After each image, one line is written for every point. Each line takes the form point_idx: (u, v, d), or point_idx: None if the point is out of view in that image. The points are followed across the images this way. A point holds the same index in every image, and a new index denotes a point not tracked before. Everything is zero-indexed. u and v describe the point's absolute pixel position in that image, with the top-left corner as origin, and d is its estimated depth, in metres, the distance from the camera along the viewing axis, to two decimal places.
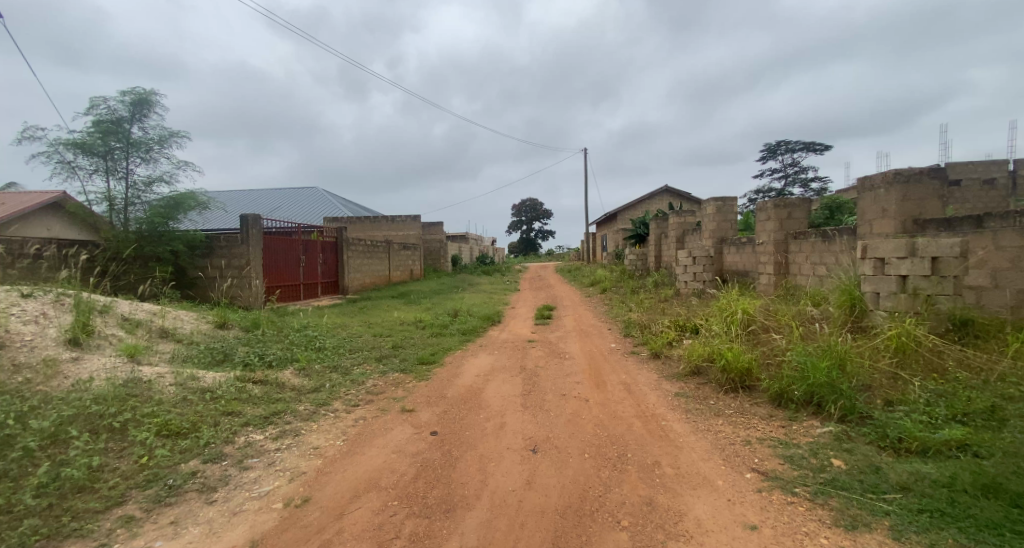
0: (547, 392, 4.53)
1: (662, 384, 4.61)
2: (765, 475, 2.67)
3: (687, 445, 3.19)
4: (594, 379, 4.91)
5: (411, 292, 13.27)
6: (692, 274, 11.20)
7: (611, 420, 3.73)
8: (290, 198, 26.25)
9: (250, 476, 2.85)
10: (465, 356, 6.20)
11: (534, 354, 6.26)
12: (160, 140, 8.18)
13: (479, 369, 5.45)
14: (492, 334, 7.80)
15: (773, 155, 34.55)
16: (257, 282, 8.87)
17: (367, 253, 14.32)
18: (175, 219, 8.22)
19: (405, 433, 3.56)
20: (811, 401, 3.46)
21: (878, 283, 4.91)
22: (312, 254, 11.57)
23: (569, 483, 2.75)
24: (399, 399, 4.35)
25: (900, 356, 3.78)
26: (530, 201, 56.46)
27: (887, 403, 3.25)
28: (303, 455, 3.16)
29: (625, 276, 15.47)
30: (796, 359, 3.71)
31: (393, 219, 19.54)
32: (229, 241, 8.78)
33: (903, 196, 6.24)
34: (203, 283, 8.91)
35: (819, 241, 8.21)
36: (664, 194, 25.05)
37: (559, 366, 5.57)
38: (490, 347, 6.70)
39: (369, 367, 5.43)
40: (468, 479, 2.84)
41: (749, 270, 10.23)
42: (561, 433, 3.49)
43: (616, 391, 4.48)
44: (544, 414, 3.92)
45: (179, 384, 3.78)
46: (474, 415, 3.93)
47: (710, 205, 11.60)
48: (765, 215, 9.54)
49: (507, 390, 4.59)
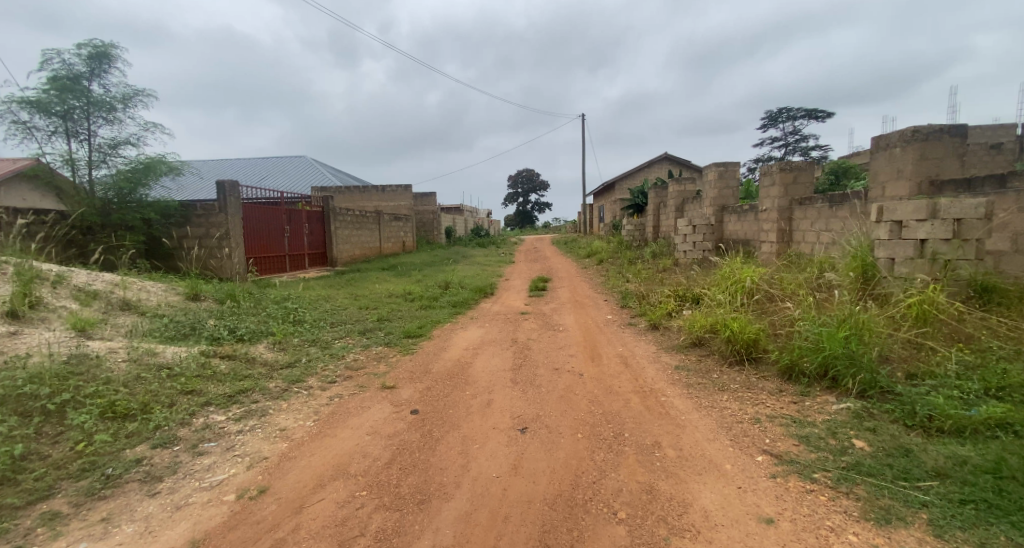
0: (538, 366, 4.23)
1: (661, 356, 4.33)
2: (778, 459, 2.37)
3: (690, 424, 2.90)
4: (589, 352, 4.63)
5: (401, 265, 12.90)
6: (692, 244, 10.93)
7: (607, 396, 3.45)
8: (279, 168, 25.60)
9: (203, 464, 2.56)
10: (454, 329, 5.90)
11: (527, 326, 5.96)
12: (123, 98, 7.76)
13: (468, 342, 5.16)
14: (485, 306, 7.47)
15: (774, 123, 33.86)
16: (236, 255, 8.64)
17: (356, 224, 13.92)
18: (144, 185, 7.91)
19: (383, 412, 3.26)
20: (825, 375, 3.16)
21: (893, 247, 4.65)
22: (297, 224, 11.25)
23: (559, 468, 2.47)
24: (379, 375, 4.05)
25: (922, 325, 3.47)
26: (529, 171, 55.46)
27: (909, 376, 2.96)
28: (268, 438, 2.86)
29: (622, 246, 15.13)
30: (810, 329, 3.40)
31: (383, 190, 18.99)
32: (206, 210, 8.48)
33: (920, 155, 5.89)
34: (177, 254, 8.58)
35: (826, 207, 7.94)
36: (664, 162, 24.43)
37: (552, 338, 5.28)
38: (481, 320, 6.40)
39: (351, 340, 5.14)
40: (447, 463, 2.54)
41: (752, 239, 10.01)
42: (553, 410, 3.21)
43: (613, 365, 4.19)
44: (535, 390, 3.62)
45: (134, 360, 3.46)
46: (459, 391, 3.62)
47: (712, 171, 11.30)
48: (769, 179, 9.21)
49: (496, 364, 4.29)
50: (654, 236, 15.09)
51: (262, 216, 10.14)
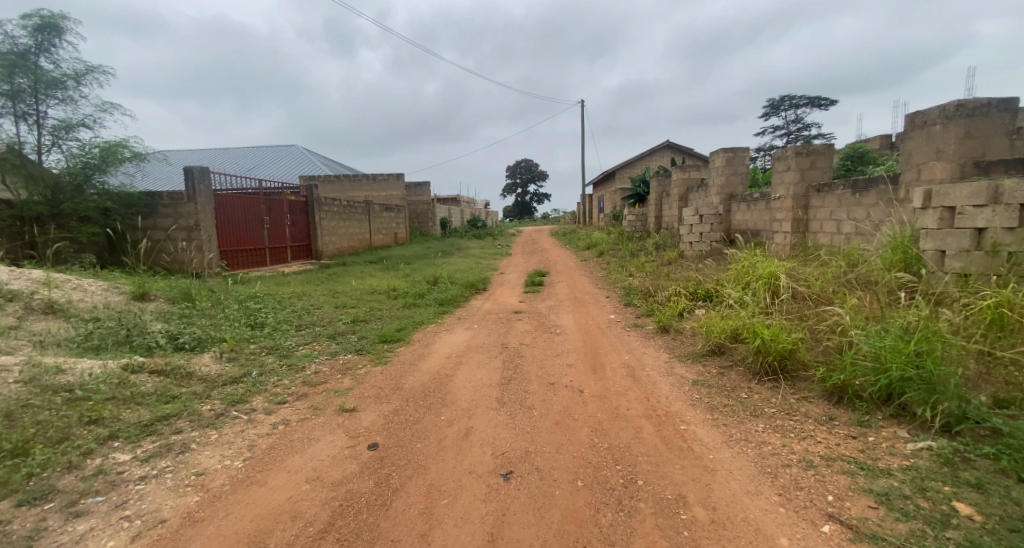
0: (531, 380, 3.57)
1: (675, 368, 3.67)
2: (853, 532, 1.73)
3: (722, 467, 2.25)
4: (591, 362, 3.97)
5: (390, 258, 12.22)
6: (698, 234, 10.23)
7: (613, 424, 2.80)
8: (269, 158, 24.80)
9: (75, 532, 1.90)
10: (438, 331, 5.24)
11: (521, 328, 5.31)
12: (76, 76, 7.06)
13: (452, 348, 4.50)
14: (475, 304, 6.82)
15: (776, 111, 33.12)
16: (210, 247, 8.21)
17: (344, 215, 13.23)
18: (104, 172, 7.27)
19: (334, 446, 2.60)
20: (890, 401, 2.51)
21: (945, 238, 4.01)
22: (277, 215, 10.59)
23: (552, 540, 1.83)
24: (340, 393, 3.38)
25: (1002, 334, 2.81)
26: (527, 161, 54.62)
27: (999, 404, 2.32)
28: (177, 487, 2.20)
29: (624, 237, 14.46)
30: (867, 341, 2.74)
31: (374, 179, 18.27)
32: (173, 198, 8.00)
33: (964, 133, 5.22)
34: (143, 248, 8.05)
35: (848, 193, 7.31)
36: (665, 149, 23.67)
37: (548, 343, 4.62)
38: (470, 320, 5.76)
39: (318, 347, 4.49)
40: (403, 532, 1.90)
41: (763, 230, 9.40)
42: (546, 444, 2.57)
43: (619, 379, 3.53)
44: (525, 413, 2.97)
45: (27, 382, 2.78)
46: (432, 416, 2.97)
47: (720, 156, 10.70)
48: (784, 163, 8.54)
49: (481, 378, 3.64)
50: (656, 227, 14.44)
51: (238, 205, 9.46)
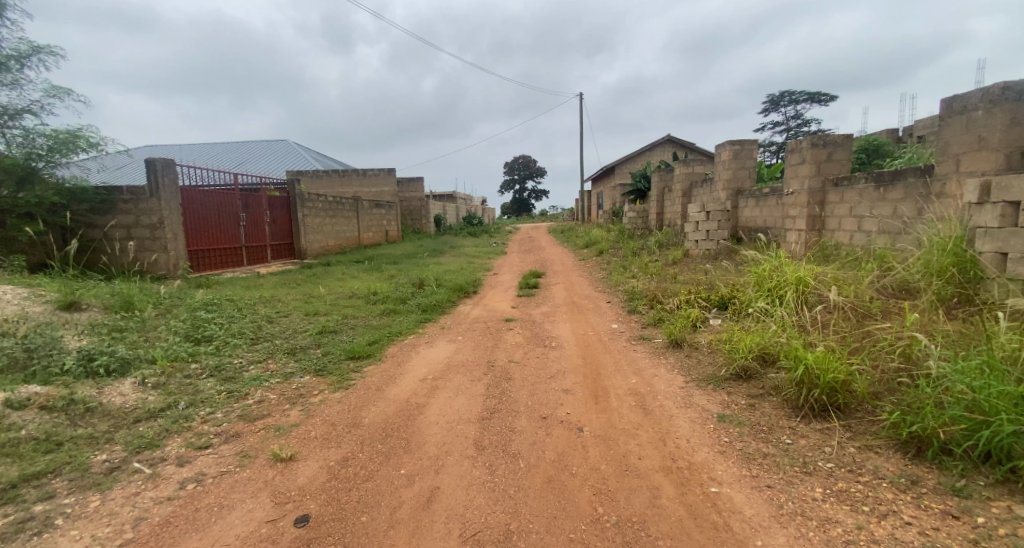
0: (519, 412, 2.92)
1: (694, 397, 3.03)
2: None
3: None
4: (591, 387, 3.33)
5: (377, 257, 11.55)
6: (705, 232, 9.54)
7: (621, 482, 2.14)
8: (258, 153, 24.10)
9: None
10: (417, 344, 4.59)
11: (511, 340, 4.67)
12: (21, 57, 6.37)
13: (428, 367, 3.86)
14: (462, 310, 6.16)
15: (777, 107, 32.42)
16: (175, 246, 7.60)
17: (329, 212, 12.55)
18: (54, 162, 6.63)
19: (249, 521, 1.96)
20: (995, 462, 1.86)
21: (1007, 239, 3.34)
22: (255, 212, 9.91)
23: None
24: (280, 432, 2.74)
25: None
26: (524, 157, 53.94)
27: None
28: None
29: (624, 235, 13.82)
30: (957, 377, 2.07)
31: (364, 174, 17.60)
32: (134, 194, 7.36)
33: (1011, 119, 4.54)
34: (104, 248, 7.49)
35: (871, 187, 6.67)
36: (665, 144, 22.96)
37: (542, 360, 3.98)
38: (455, 330, 5.11)
39: (272, 366, 3.85)
40: None
41: (775, 227, 8.76)
42: (534, 518, 1.91)
43: (626, 413, 2.89)
44: (508, 464, 2.32)
45: None
46: (390, 468, 2.32)
47: (725, 149, 10.07)
48: (798, 156, 7.90)
49: (458, 410, 2.99)
50: (658, 224, 13.80)
51: (210, 202, 8.77)
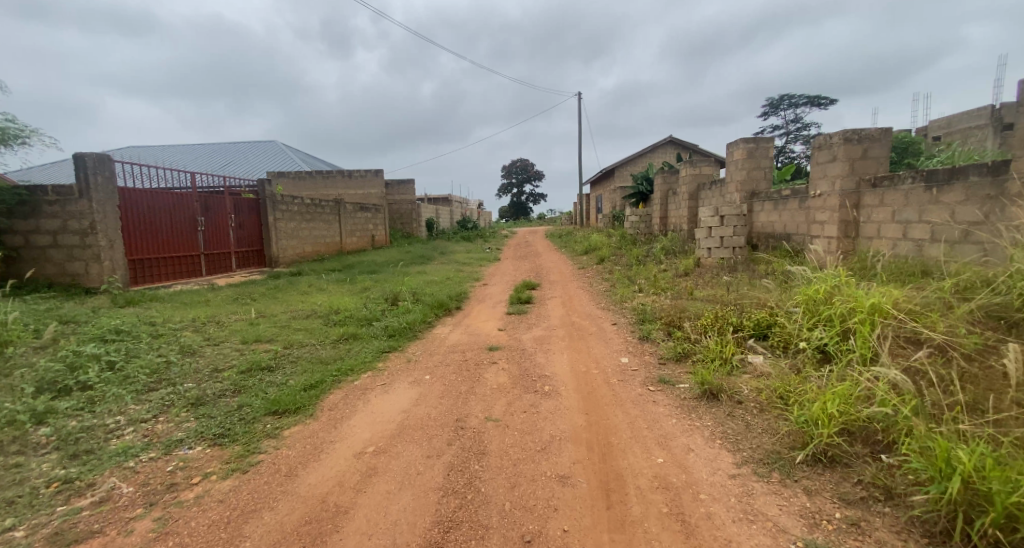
0: (488, 531, 1.90)
1: (758, 499, 2.00)
2: None
3: None
4: (601, 472, 2.28)
5: (355, 265, 10.48)
6: (718, 239, 8.51)
7: None
8: (242, 154, 23.05)
9: None
10: (369, 387, 3.54)
11: (493, 380, 3.62)
12: None
13: (374, 428, 2.81)
14: (439, 334, 5.10)
15: (775, 111, 31.65)
16: (111, 255, 6.53)
17: (307, 216, 11.49)
18: None
19: None
20: None
21: None
22: (216, 216, 8.86)
23: None
24: None
25: None
26: (523, 160, 52.93)
27: None
28: None
29: (627, 241, 12.79)
30: None
31: (349, 176, 16.57)
32: (61, 194, 6.30)
33: None
34: (32, 258, 6.42)
35: (919, 188, 5.66)
36: (665, 146, 21.94)
37: (530, 415, 2.93)
38: (423, 364, 4.06)
39: (158, 427, 2.81)
40: None
41: (799, 234, 7.75)
42: None
43: (655, 533, 1.86)
44: None
45: None
46: None
47: (738, 148, 9.07)
48: (827, 152, 6.89)
49: (394, 523, 1.95)
50: (664, 229, 12.75)
51: (159, 204, 7.70)
